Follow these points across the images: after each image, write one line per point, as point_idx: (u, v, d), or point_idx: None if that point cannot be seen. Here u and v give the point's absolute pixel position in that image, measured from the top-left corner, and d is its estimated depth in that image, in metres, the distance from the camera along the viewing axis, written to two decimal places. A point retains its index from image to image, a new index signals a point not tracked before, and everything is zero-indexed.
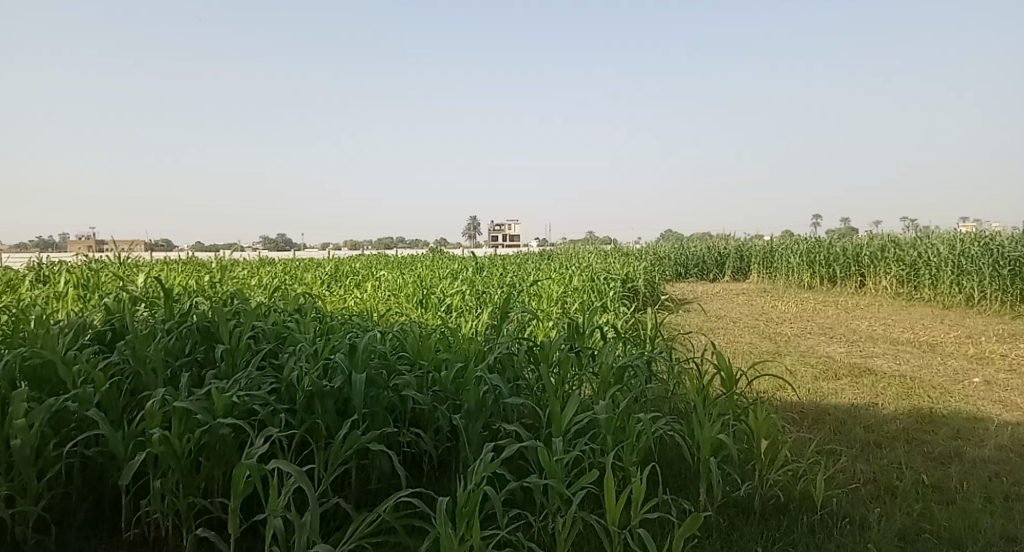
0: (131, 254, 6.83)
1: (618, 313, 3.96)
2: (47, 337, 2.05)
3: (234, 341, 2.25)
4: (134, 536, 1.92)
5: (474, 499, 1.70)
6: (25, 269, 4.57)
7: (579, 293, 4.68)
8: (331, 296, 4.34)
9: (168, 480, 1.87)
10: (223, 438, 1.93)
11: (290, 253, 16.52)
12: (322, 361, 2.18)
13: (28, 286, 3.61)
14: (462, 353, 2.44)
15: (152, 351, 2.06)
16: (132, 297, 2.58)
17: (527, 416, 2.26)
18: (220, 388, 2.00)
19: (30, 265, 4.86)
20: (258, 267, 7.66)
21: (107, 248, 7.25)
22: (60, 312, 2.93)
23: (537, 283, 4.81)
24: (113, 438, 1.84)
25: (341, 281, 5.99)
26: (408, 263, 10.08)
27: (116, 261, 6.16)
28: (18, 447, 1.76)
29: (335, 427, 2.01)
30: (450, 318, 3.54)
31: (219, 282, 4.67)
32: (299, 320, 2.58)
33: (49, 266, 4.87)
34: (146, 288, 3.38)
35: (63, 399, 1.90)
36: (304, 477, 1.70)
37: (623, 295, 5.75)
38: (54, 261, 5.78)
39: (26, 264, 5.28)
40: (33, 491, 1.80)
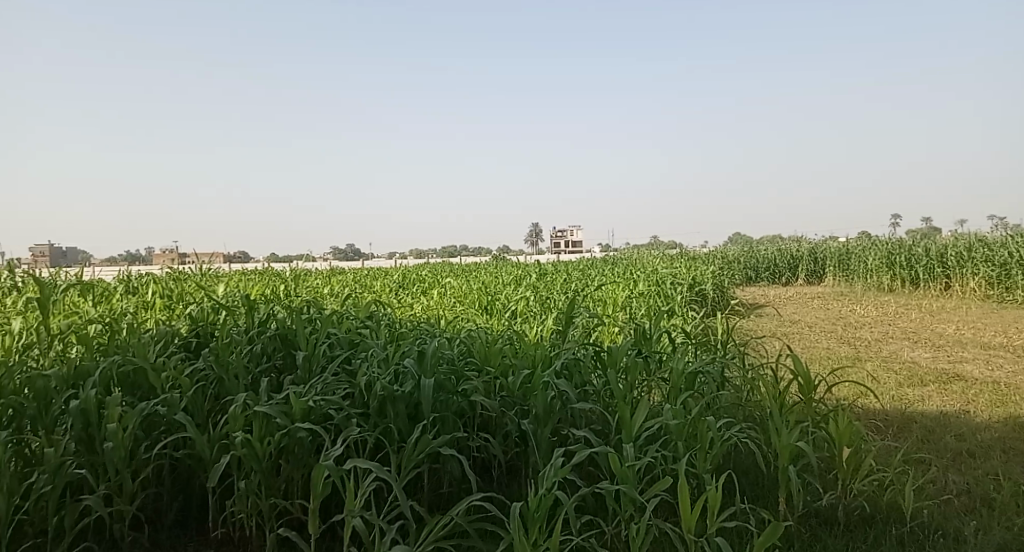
0: (212, 263, 7.19)
1: (686, 318, 3.88)
2: (139, 345, 2.17)
3: (310, 347, 2.32)
4: (221, 535, 2.01)
5: (546, 504, 1.78)
6: (118, 281, 4.87)
7: (644, 298, 4.62)
8: (401, 303, 4.42)
9: (251, 481, 1.96)
10: (300, 442, 2.02)
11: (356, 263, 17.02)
12: (393, 367, 2.25)
13: (120, 297, 3.81)
14: (529, 359, 2.42)
15: (234, 357, 2.16)
16: (214, 304, 2.68)
17: (596, 423, 2.22)
18: (297, 393, 2.11)
19: (121, 277, 5.17)
20: (332, 276, 8.05)
21: (192, 260, 7.68)
22: (149, 320, 3.08)
23: (602, 288, 4.79)
24: (200, 441, 1.96)
25: (410, 288, 6.13)
26: (471, 271, 10.24)
27: (200, 271, 6.50)
28: (113, 448, 1.89)
29: (406, 431, 2.08)
30: (515, 323, 3.55)
31: (293, 291, 4.86)
32: (370, 325, 2.62)
33: (139, 278, 5.16)
34: (227, 296, 3.51)
35: (153, 403, 2.02)
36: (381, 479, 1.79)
37: (692, 302, 5.63)
38: (144, 272, 6.16)
39: (119, 275, 5.62)
40: (128, 491, 1.91)
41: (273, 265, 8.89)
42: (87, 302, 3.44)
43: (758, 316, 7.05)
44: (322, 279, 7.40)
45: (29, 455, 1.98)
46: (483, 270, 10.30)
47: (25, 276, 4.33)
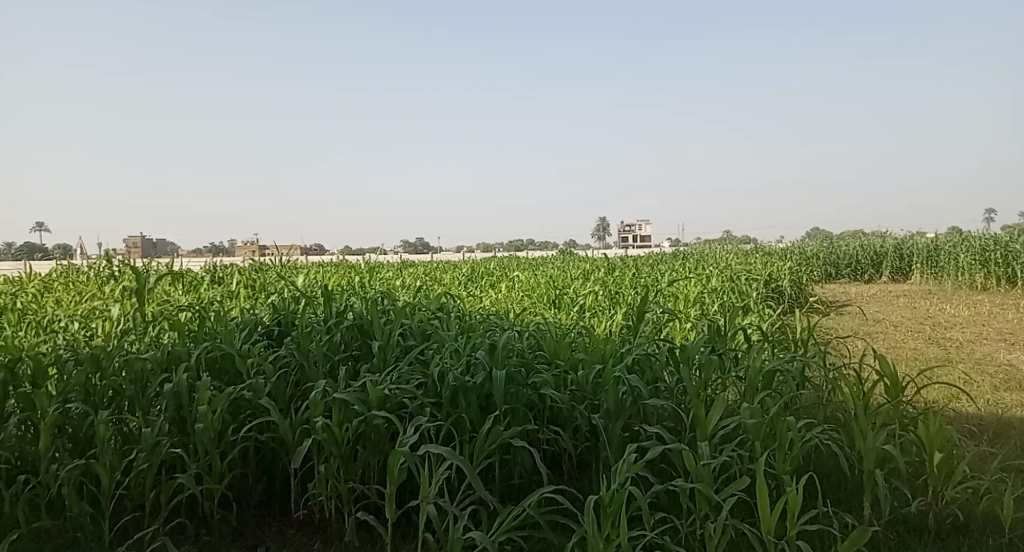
0: (292, 256, 7.47)
1: (761, 315, 3.78)
2: (226, 332, 2.28)
3: (385, 337, 2.38)
4: (302, 516, 2.10)
5: (619, 500, 1.78)
6: (206, 271, 5.12)
7: (716, 294, 4.53)
8: (471, 296, 4.48)
9: (331, 465, 2.04)
10: (376, 429, 2.08)
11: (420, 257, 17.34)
12: (465, 358, 2.28)
13: (208, 286, 4.02)
14: (599, 353, 2.41)
15: (314, 345, 2.24)
16: (294, 294, 2.78)
17: (668, 419, 2.19)
18: (373, 381, 2.17)
19: (209, 267, 5.44)
20: (405, 269, 8.22)
21: (273, 252, 8.00)
22: (235, 308, 3.23)
23: (673, 283, 4.72)
24: (283, 425, 2.04)
25: (480, 282, 6.21)
26: (538, 265, 10.27)
27: (281, 262, 6.76)
28: (203, 430, 1.99)
29: (478, 421, 2.11)
30: (584, 317, 3.54)
31: (367, 283, 5.00)
32: (442, 316, 2.67)
33: (225, 268, 5.42)
34: (306, 286, 3.64)
35: (240, 388, 2.12)
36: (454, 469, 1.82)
37: (768, 298, 5.48)
38: (231, 263, 6.46)
39: (209, 265, 5.92)
40: (217, 471, 2.01)
41: (343, 257, 9.14)
42: (177, 290, 3.63)
43: (837, 314, 6.77)
44: (393, 271, 7.57)
45: (128, 433, 2.11)
46: (551, 264, 10.31)
47: (122, 266, 4.62)
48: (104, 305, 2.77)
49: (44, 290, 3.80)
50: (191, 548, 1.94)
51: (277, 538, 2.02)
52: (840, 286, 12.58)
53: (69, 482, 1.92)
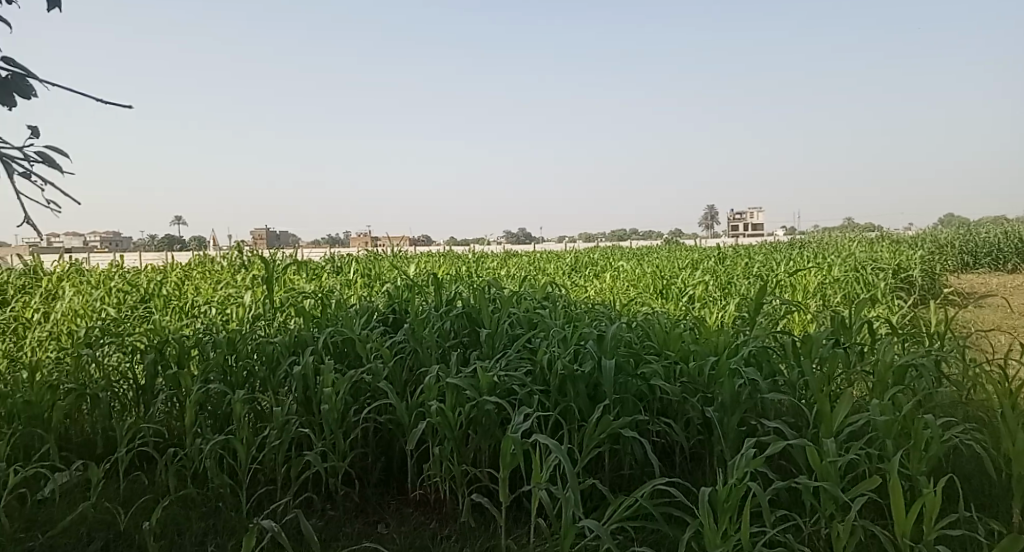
0: (401, 246, 7.75)
1: (889, 307, 3.55)
2: (346, 318, 2.40)
3: (494, 325, 2.43)
4: (419, 496, 2.20)
5: (737, 494, 1.73)
6: (324, 260, 5.42)
7: (838, 285, 4.29)
8: (577, 286, 4.49)
9: (445, 448, 2.11)
10: (488, 414, 2.13)
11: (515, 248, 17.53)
12: (573, 347, 2.28)
13: (329, 273, 4.26)
14: (711, 344, 2.34)
15: (427, 331, 2.32)
16: (407, 282, 2.88)
17: (787, 414, 2.11)
18: (484, 367, 2.22)
19: (328, 257, 5.75)
20: (508, 259, 8.35)
21: (383, 244, 8.36)
22: (353, 295, 3.40)
23: (789, 274, 4.52)
24: (400, 408, 2.13)
25: (584, 271, 6.19)
26: (641, 254, 10.13)
27: (391, 253, 7.03)
28: (328, 410, 2.11)
29: (588, 410, 2.12)
30: (694, 308, 3.47)
31: (474, 272, 5.12)
32: (549, 305, 2.68)
33: (341, 258, 5.71)
34: (416, 275, 3.77)
35: (360, 371, 2.23)
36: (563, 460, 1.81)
37: (896, 290, 5.11)
38: (346, 253, 6.79)
39: (327, 255, 6.26)
40: (340, 449, 2.13)
41: (447, 248, 9.40)
42: (300, 278, 3.86)
43: (976, 307, 6.19)
44: (497, 261, 7.68)
45: (260, 411, 2.27)
46: (653, 254, 10.12)
47: (251, 256, 4.97)
48: (237, 293, 2.99)
49: (186, 279, 4.16)
50: (319, 520, 2.07)
51: (396, 515, 2.13)
52: (972, 278, 11.53)
53: (211, 456, 2.06)
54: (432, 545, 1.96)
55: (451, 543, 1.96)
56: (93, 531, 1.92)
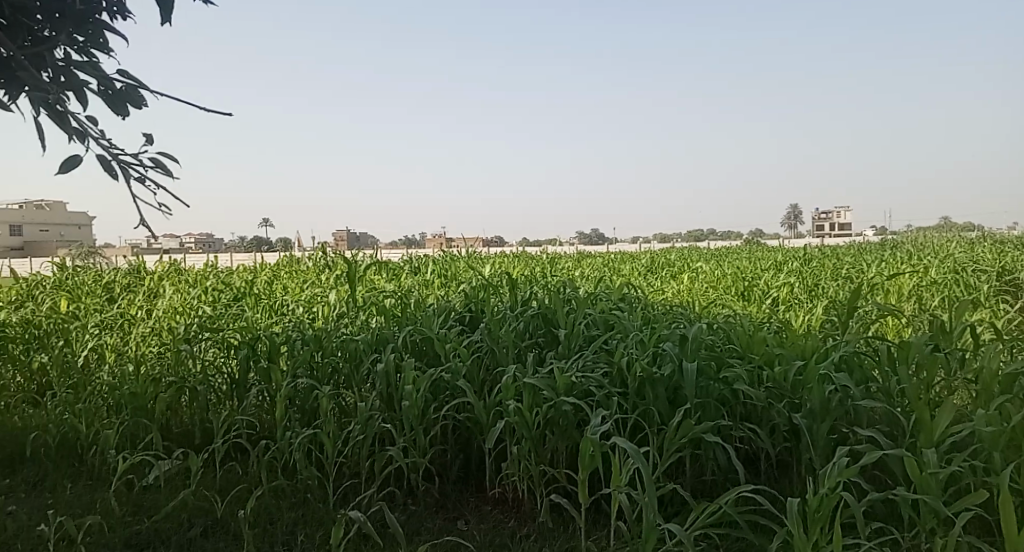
0: (475, 247, 7.84)
1: (997, 312, 3.32)
2: (425, 317, 2.45)
3: (571, 326, 2.42)
4: (497, 494, 2.23)
5: (828, 505, 1.66)
6: (404, 261, 5.55)
7: (938, 288, 4.04)
8: (654, 287, 4.43)
9: (523, 447, 2.13)
10: (565, 415, 2.13)
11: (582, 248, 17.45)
12: (652, 349, 2.25)
13: (409, 273, 4.36)
14: (798, 348, 2.27)
15: (504, 331, 2.34)
16: (484, 283, 2.92)
17: (882, 423, 2.02)
18: (561, 368, 2.22)
19: (406, 257, 5.88)
20: (581, 260, 8.32)
21: (458, 245, 8.50)
22: (431, 294, 3.47)
23: (882, 276, 4.30)
24: (479, 406, 2.16)
25: (661, 273, 6.09)
26: (718, 255, 9.89)
27: (466, 253, 7.11)
28: (408, 407, 2.16)
29: (668, 414, 2.08)
30: (778, 312, 3.36)
31: (550, 273, 5.13)
32: (627, 306, 2.66)
33: (419, 259, 5.83)
34: (492, 275, 3.81)
35: (439, 369, 2.28)
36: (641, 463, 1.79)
37: (1006, 293, 4.76)
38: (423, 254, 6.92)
39: (406, 255, 6.41)
40: (420, 445, 2.18)
41: (520, 249, 9.45)
42: (381, 278, 3.97)
43: None
44: (571, 262, 7.67)
45: (345, 407, 2.35)
46: (729, 255, 9.86)
47: (333, 257, 5.14)
48: (323, 292, 3.10)
49: (275, 279, 4.36)
50: (401, 514, 2.12)
51: (475, 512, 2.16)
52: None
53: (300, 448, 2.14)
54: (512, 544, 1.97)
55: (530, 543, 1.97)
56: (193, 517, 2.01)
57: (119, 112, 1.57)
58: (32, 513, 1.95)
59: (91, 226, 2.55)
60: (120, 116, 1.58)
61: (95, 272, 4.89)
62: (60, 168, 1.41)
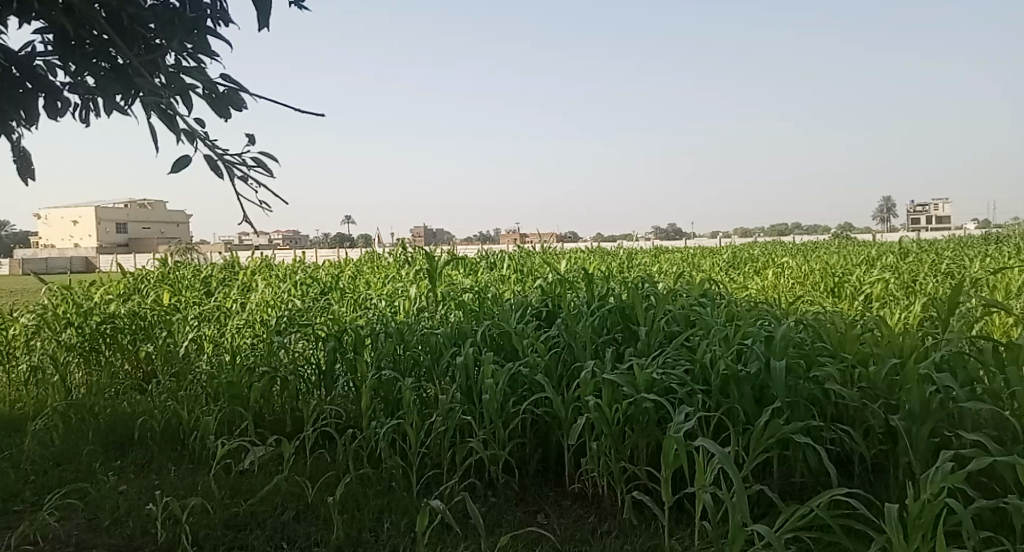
0: (548, 243, 7.86)
1: None
2: (504, 312, 2.47)
3: (651, 322, 2.39)
4: (577, 489, 2.24)
5: (932, 511, 1.55)
6: (480, 257, 5.61)
7: None
8: (736, 283, 4.31)
9: (603, 443, 2.12)
10: (646, 411, 2.10)
11: (649, 244, 17.20)
12: (737, 346, 2.19)
13: (486, 268, 4.41)
14: (894, 347, 2.17)
15: (583, 326, 2.33)
16: (562, 279, 2.92)
17: (990, 427, 1.90)
18: (641, 364, 2.19)
19: (482, 253, 5.95)
20: (655, 256, 8.21)
21: (531, 242, 8.55)
22: (509, 289, 3.50)
23: (988, 272, 4.03)
24: (557, 401, 2.16)
25: (742, 268, 5.92)
26: (798, 251, 9.52)
27: (539, 249, 7.13)
28: (488, 400, 2.18)
29: (754, 413, 2.03)
30: (871, 310, 3.21)
31: (628, 269, 5.07)
32: (708, 302, 2.61)
33: (494, 255, 5.88)
34: (569, 271, 3.81)
35: (518, 364, 2.29)
36: (726, 464, 1.71)
37: None
38: (497, 250, 6.98)
39: (481, 251, 6.48)
40: (500, 438, 2.20)
41: (591, 245, 9.41)
42: (459, 274, 4.03)
43: None
44: (649, 257, 7.56)
45: (426, 399, 2.40)
46: (809, 250, 9.48)
47: (411, 253, 5.25)
48: (403, 287, 3.20)
49: (358, 273, 4.51)
50: (482, 506, 2.15)
51: (555, 507, 2.17)
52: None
53: (384, 438, 2.21)
54: (593, 539, 1.97)
55: (612, 539, 1.96)
56: (285, 501, 2.10)
57: (223, 115, 1.63)
58: (142, 492, 2.08)
59: (188, 223, 2.70)
60: (224, 120, 1.65)
61: (193, 267, 5.19)
62: (176, 168, 1.50)
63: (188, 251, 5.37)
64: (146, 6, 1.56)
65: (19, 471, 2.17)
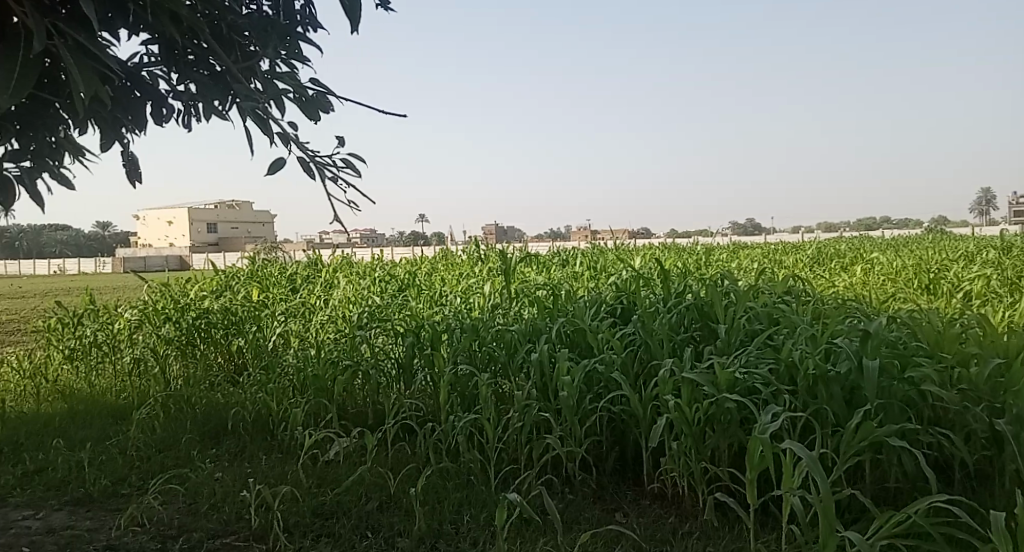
0: (622, 240, 7.81)
1: None
2: (579, 309, 2.47)
3: (731, 319, 2.33)
4: (656, 488, 2.22)
5: None
6: (553, 254, 5.62)
7: None
8: (822, 281, 4.16)
9: (683, 443, 2.08)
10: (727, 411, 2.05)
11: (718, 240, 16.77)
12: (825, 345, 2.11)
13: (561, 266, 4.42)
14: (998, 347, 2.05)
15: (660, 324, 2.30)
16: (638, 276, 2.89)
17: None
18: (722, 363, 2.14)
19: (554, 250, 5.95)
20: (730, 252, 8.01)
21: (603, 238, 8.51)
22: (585, 286, 3.49)
23: None
24: (635, 399, 2.13)
25: (827, 264, 5.70)
26: (884, 245, 9.08)
27: (612, 246, 7.08)
28: (565, 398, 2.17)
29: (845, 415, 1.95)
30: (971, 308, 3.04)
31: (705, 265, 4.97)
32: (792, 300, 2.53)
33: (568, 252, 5.87)
34: (645, 268, 3.77)
35: (594, 361, 2.28)
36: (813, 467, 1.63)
37: None
38: (570, 247, 6.98)
39: (554, 248, 6.49)
40: (577, 436, 2.20)
41: (665, 241, 9.28)
42: (534, 271, 4.05)
43: None
44: (727, 253, 7.37)
45: (502, 395, 2.42)
46: (896, 245, 9.03)
47: (485, 250, 5.31)
48: (478, 284, 3.27)
49: (433, 270, 4.60)
50: (559, 502, 2.15)
51: (634, 506, 2.15)
52: None
53: (462, 432, 2.24)
54: (675, 539, 1.94)
55: (694, 540, 1.93)
56: (368, 492, 2.16)
57: (310, 117, 1.74)
58: (236, 479, 2.18)
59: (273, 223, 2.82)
60: (312, 122, 1.74)
61: (277, 264, 5.43)
62: (273, 170, 1.62)
63: (273, 249, 5.62)
64: (243, 15, 1.63)
65: (126, 457, 2.33)
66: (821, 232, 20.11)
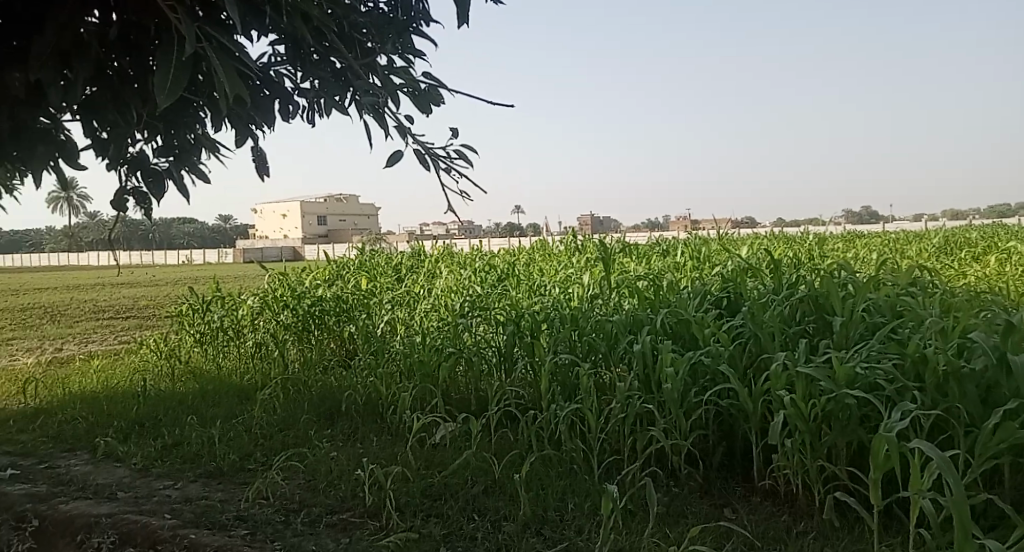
0: (722, 230, 7.57)
1: None
2: (683, 300, 2.42)
3: (849, 311, 2.22)
4: (767, 486, 2.16)
5: None
6: (652, 244, 5.52)
7: None
8: (951, 272, 3.87)
9: (797, 439, 2.00)
10: (846, 408, 1.95)
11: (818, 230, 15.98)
12: (956, 340, 1.98)
13: (662, 256, 4.35)
14: None
15: (770, 316, 2.22)
16: (745, 266, 2.81)
17: None
18: (841, 357, 2.03)
19: (653, 240, 5.86)
20: (839, 241, 7.61)
21: (700, 228, 8.29)
22: (688, 277, 3.42)
23: None
24: (745, 393, 2.06)
25: (956, 254, 5.29)
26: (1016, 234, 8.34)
27: (714, 235, 6.89)
28: (670, 390, 2.13)
29: (980, 415, 1.81)
30: None
31: (818, 255, 4.74)
32: (917, 292, 2.38)
33: (668, 242, 5.76)
34: (752, 258, 3.64)
35: (699, 353, 2.22)
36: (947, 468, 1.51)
37: None
38: (670, 236, 6.84)
39: (653, 238, 6.38)
40: (682, 429, 2.16)
41: (766, 231, 8.93)
42: (634, 261, 4.00)
43: None
44: (838, 242, 7.00)
45: (603, 385, 2.41)
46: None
47: (582, 241, 5.30)
48: (578, 274, 3.27)
49: (531, 261, 4.63)
50: (665, 495, 2.13)
51: (744, 503, 2.10)
52: None
53: (564, 421, 2.26)
54: (790, 538, 1.88)
55: (810, 540, 1.86)
56: (474, 476, 2.21)
57: (423, 112, 1.82)
58: (350, 458, 2.29)
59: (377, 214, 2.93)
60: (423, 114, 1.83)
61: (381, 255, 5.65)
62: (392, 163, 1.76)
63: (376, 241, 5.84)
64: (363, 13, 1.69)
65: (251, 435, 2.50)
66: (929, 221, 18.77)
